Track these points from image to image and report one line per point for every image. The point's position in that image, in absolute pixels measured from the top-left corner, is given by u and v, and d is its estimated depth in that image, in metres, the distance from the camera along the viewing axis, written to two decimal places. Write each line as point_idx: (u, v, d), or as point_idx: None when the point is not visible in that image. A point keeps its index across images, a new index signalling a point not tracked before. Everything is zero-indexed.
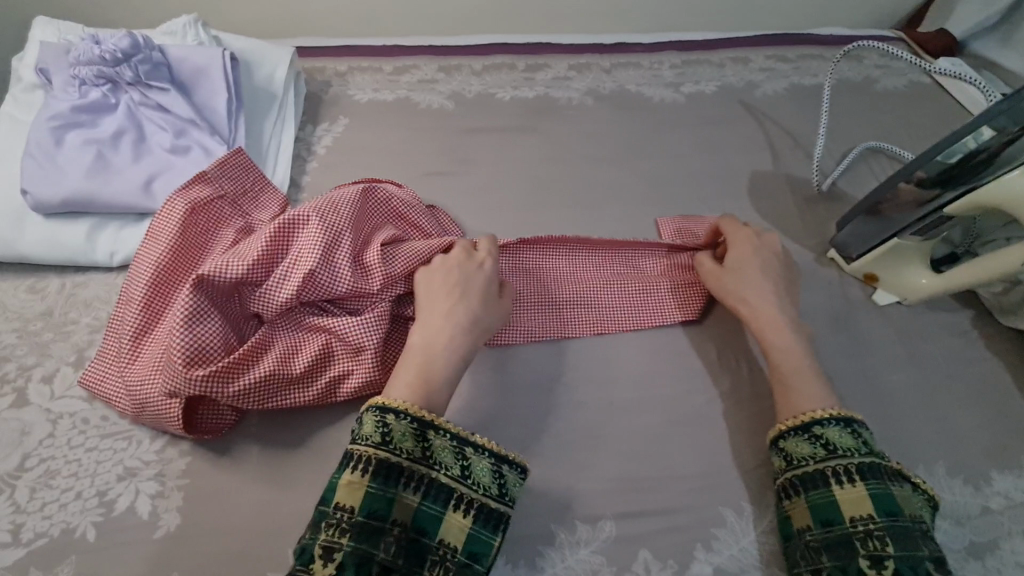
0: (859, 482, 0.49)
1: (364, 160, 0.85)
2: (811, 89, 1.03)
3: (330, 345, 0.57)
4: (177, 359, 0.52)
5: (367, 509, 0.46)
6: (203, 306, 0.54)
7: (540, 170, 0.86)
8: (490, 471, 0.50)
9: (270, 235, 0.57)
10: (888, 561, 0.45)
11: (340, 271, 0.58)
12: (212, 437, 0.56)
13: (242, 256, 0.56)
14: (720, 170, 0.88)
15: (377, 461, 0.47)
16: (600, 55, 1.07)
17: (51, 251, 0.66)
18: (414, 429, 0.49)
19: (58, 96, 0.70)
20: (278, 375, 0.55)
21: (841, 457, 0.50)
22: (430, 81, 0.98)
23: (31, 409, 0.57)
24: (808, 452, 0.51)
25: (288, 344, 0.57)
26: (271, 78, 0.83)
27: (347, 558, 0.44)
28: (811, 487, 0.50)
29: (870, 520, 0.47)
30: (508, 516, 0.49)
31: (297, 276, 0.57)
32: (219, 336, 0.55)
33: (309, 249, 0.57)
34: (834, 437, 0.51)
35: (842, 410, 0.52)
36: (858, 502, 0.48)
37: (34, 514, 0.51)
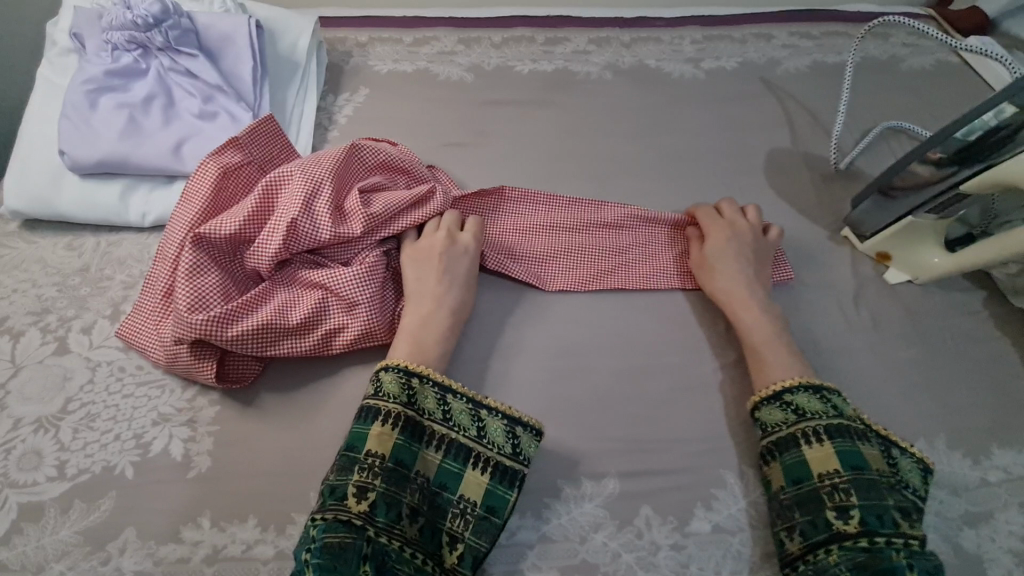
0: (826, 442, 0.52)
1: (384, 130, 0.86)
2: (834, 67, 1.02)
3: (326, 300, 0.59)
4: (179, 309, 0.55)
5: (397, 458, 0.50)
6: (203, 260, 0.57)
7: (557, 143, 0.87)
8: (504, 432, 0.53)
9: (258, 191, 0.60)
10: (853, 511, 0.49)
11: (322, 220, 0.60)
12: (240, 386, 0.59)
13: (237, 213, 0.59)
14: (736, 147, 0.88)
15: (405, 418, 0.51)
16: (620, 29, 1.06)
17: (87, 211, 0.69)
18: (437, 392, 0.54)
19: (92, 61, 0.72)
20: (276, 325, 0.57)
21: (810, 420, 0.53)
22: (450, 53, 0.99)
23: (72, 356, 0.61)
24: (780, 417, 0.55)
25: (286, 297, 0.59)
26: (294, 47, 0.85)
27: (378, 498, 0.48)
28: (785, 450, 0.53)
29: (836, 474, 0.51)
30: (523, 473, 0.52)
31: (283, 228, 0.59)
32: (220, 289, 0.58)
33: (292, 202, 0.59)
34: (804, 402, 0.55)
35: (810, 378, 0.56)
36: (825, 459, 0.52)
37: (77, 452, 0.55)
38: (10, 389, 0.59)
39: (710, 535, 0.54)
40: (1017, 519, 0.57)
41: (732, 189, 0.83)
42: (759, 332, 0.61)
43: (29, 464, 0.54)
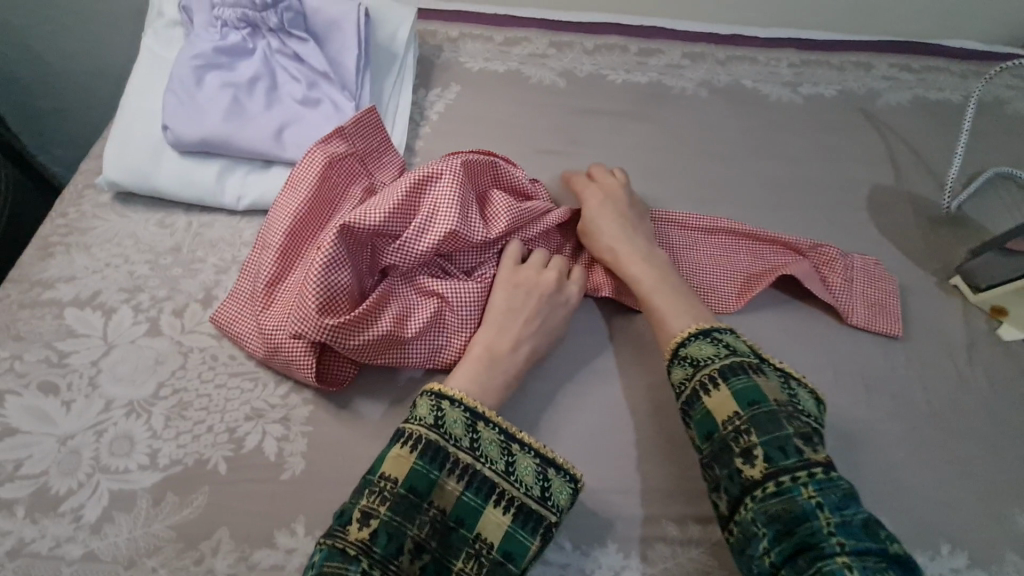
0: (723, 385, 0.49)
1: (476, 130, 0.84)
2: (936, 104, 0.98)
3: (445, 311, 0.58)
4: (310, 306, 0.52)
5: (410, 484, 0.47)
6: (340, 256, 0.53)
7: (653, 159, 0.84)
8: (534, 471, 0.50)
9: (408, 186, 0.56)
10: (757, 450, 0.46)
11: (471, 230, 0.57)
12: (333, 390, 0.57)
13: (381, 206, 0.55)
14: (838, 180, 0.84)
15: (428, 441, 0.48)
16: (714, 45, 1.03)
17: (184, 189, 0.67)
18: (466, 418, 0.51)
19: (201, 35, 0.70)
20: (396, 333, 0.56)
21: (705, 366, 0.51)
22: (541, 56, 0.97)
23: (165, 339, 0.59)
24: (710, 352, 0.52)
25: (404, 303, 0.57)
26: (394, 38, 0.82)
27: (382, 526, 0.45)
28: (703, 397, 0.50)
29: (735, 416, 0.48)
30: (549, 521, 0.48)
31: (433, 234, 0.56)
32: (349, 288, 0.54)
33: (440, 204, 0.56)
34: (694, 351, 0.53)
35: (703, 324, 0.55)
36: (723, 403, 0.49)
37: (169, 441, 0.53)
38: (101, 368, 0.57)
39: None
40: None
41: (834, 224, 0.80)
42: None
43: (120, 449, 0.52)
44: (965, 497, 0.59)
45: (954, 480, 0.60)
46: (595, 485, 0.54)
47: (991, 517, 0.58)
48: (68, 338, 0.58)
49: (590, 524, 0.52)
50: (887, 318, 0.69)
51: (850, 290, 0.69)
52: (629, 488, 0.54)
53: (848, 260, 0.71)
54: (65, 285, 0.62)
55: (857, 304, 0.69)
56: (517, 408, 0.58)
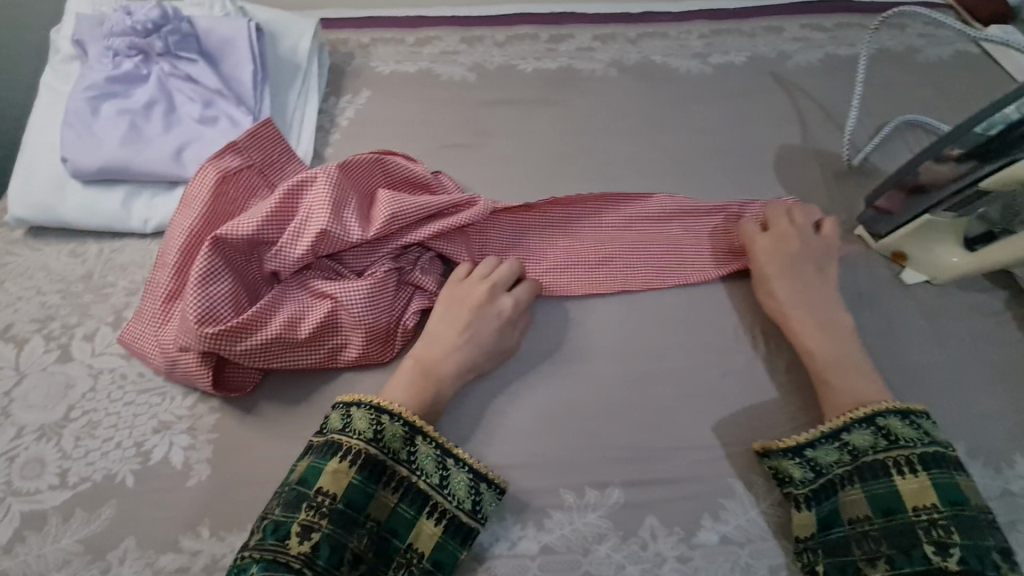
0: (921, 473, 0.49)
1: (385, 133, 0.85)
2: (847, 59, 0.99)
3: (336, 312, 0.60)
4: (189, 319, 0.55)
5: (348, 498, 0.48)
6: (217, 267, 0.57)
7: (561, 143, 0.86)
8: (467, 485, 0.52)
9: (280, 195, 0.61)
10: (954, 550, 0.45)
11: (347, 228, 0.61)
12: (240, 395, 0.59)
13: (256, 217, 0.59)
14: (745, 145, 0.86)
15: (364, 456, 0.50)
16: (626, 25, 1.04)
17: (90, 217, 0.69)
18: (405, 430, 0.52)
19: (94, 67, 0.72)
20: (286, 336, 0.58)
21: (901, 448, 0.50)
22: (453, 52, 0.98)
23: (75, 364, 0.61)
24: (871, 443, 0.51)
25: (296, 307, 0.60)
26: (295, 49, 0.84)
27: (322, 540, 0.46)
28: (872, 477, 0.50)
29: (934, 509, 0.47)
30: (477, 532, 0.51)
31: (306, 237, 0.60)
32: (231, 297, 0.57)
33: (310, 207, 0.60)
34: (896, 428, 0.51)
35: (897, 402, 0.53)
36: (921, 493, 0.48)
37: (78, 460, 0.55)
38: (13, 397, 0.59)
39: (717, 546, 0.52)
40: None
41: (741, 188, 0.81)
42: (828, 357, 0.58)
43: (32, 472, 0.55)
44: None
45: None
46: (496, 462, 0.56)
47: None
48: None
49: None
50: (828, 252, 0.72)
51: None
52: (527, 462, 0.56)
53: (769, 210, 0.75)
54: None
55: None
56: None
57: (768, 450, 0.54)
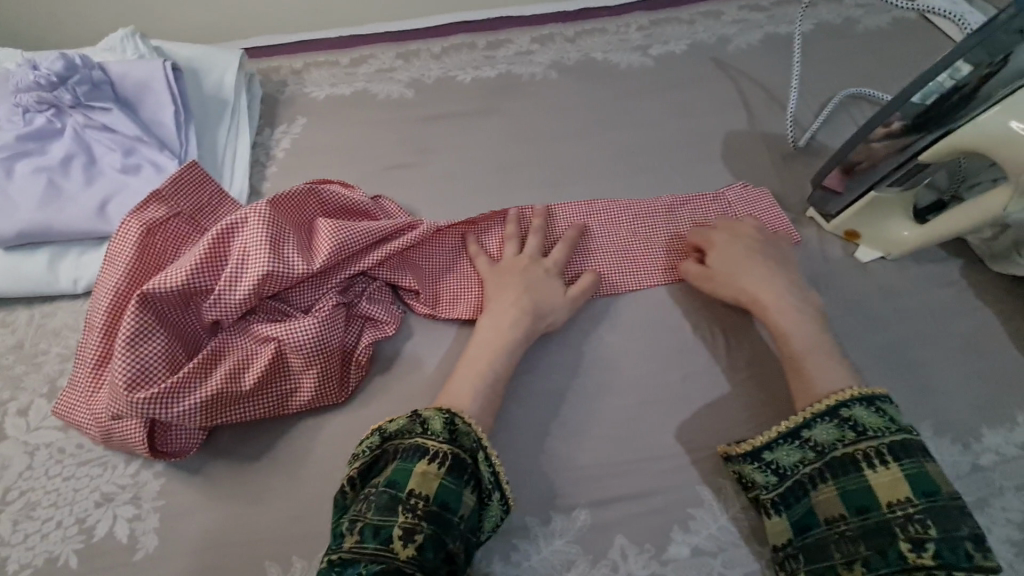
0: (892, 465, 0.48)
1: (323, 161, 0.83)
2: (788, 37, 0.98)
3: (282, 355, 0.56)
4: (119, 384, 0.50)
5: (440, 501, 0.47)
6: (147, 325, 0.52)
7: (506, 152, 0.84)
8: (499, 512, 0.49)
9: (210, 238, 0.54)
10: (929, 544, 0.44)
11: (289, 266, 0.55)
12: (185, 457, 0.56)
13: (185, 264, 0.54)
14: (692, 135, 0.85)
15: (449, 456, 0.48)
16: (563, 24, 1.02)
17: (15, 284, 0.66)
18: (476, 438, 0.50)
19: (3, 127, 0.69)
20: (229, 390, 0.54)
21: (868, 439, 0.49)
22: (388, 70, 0.96)
23: (10, 442, 0.58)
24: (836, 437, 0.50)
25: (239, 356, 0.55)
26: (220, 84, 0.81)
27: (425, 541, 0.45)
28: (843, 473, 0.49)
29: (908, 502, 0.46)
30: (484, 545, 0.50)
31: (245, 279, 0.54)
32: (164, 355, 0.53)
33: (245, 247, 0.55)
34: (862, 418, 0.50)
35: (862, 389, 0.52)
36: (892, 485, 0.47)
37: (17, 546, 0.52)
38: None
39: (689, 559, 0.51)
40: (1015, 505, 0.53)
41: (691, 180, 0.79)
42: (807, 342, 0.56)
43: None
44: None
45: None
46: None
47: None
48: None
49: None
50: (784, 230, 0.71)
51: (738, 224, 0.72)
52: None
53: (719, 199, 0.74)
54: None
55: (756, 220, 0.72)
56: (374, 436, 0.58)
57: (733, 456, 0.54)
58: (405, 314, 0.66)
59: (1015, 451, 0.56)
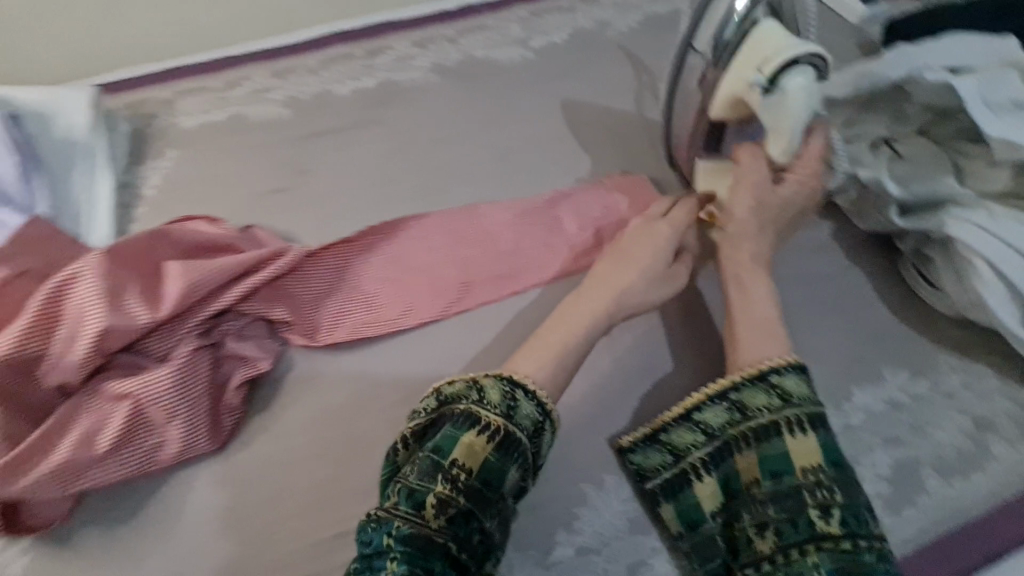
0: (810, 434, 0.50)
1: (197, 194, 0.79)
2: (667, 15, 0.98)
3: (138, 411, 0.54)
4: None
5: (484, 475, 0.48)
6: None
7: (387, 163, 0.82)
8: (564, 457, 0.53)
9: (40, 300, 0.52)
10: (834, 510, 0.47)
11: (133, 317, 0.53)
12: (47, 531, 0.53)
13: (15, 330, 0.51)
14: (572, 126, 0.84)
15: (502, 430, 0.49)
16: (444, 25, 1.00)
17: None
18: (534, 409, 0.51)
19: None
20: (83, 456, 0.52)
21: (795, 408, 0.51)
22: (264, 90, 0.92)
23: None
24: (763, 402, 0.52)
25: (91, 419, 0.53)
26: (72, 128, 0.76)
27: (456, 514, 0.46)
28: (766, 440, 0.50)
29: (819, 469, 0.49)
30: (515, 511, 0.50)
31: (84, 339, 0.52)
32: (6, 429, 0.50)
33: (79, 305, 0.52)
34: (791, 388, 0.52)
35: (793, 357, 0.53)
36: (807, 453, 0.49)
37: None
38: None
39: (574, 558, 0.53)
40: (881, 460, 0.55)
41: (572, 172, 0.79)
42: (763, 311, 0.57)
43: None
44: None
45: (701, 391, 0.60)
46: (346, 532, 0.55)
47: None
48: None
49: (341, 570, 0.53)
50: None
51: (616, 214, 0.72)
52: None
53: (597, 191, 0.75)
54: None
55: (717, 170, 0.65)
56: (256, 480, 0.57)
57: (666, 424, 0.55)
58: (283, 349, 0.63)
59: (882, 407, 0.57)
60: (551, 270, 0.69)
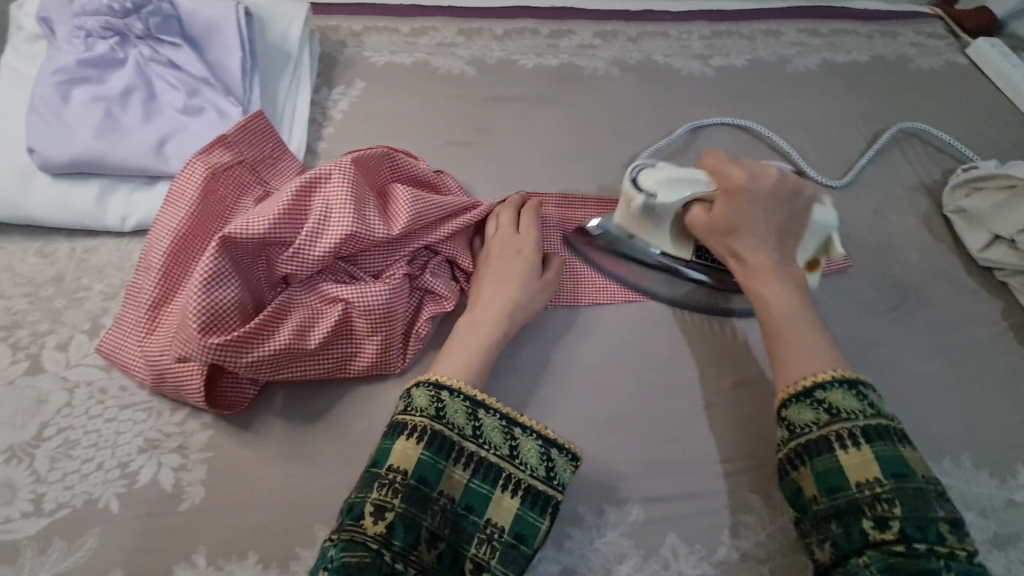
0: (864, 447, 0.44)
1: (383, 128, 0.81)
2: (845, 66, 0.99)
3: (349, 317, 0.55)
4: (191, 325, 0.50)
5: (420, 474, 0.44)
6: (223, 269, 0.51)
7: (566, 143, 0.83)
8: (538, 453, 0.47)
9: (292, 191, 0.54)
10: (894, 522, 0.41)
11: (369, 228, 0.55)
12: (232, 414, 0.54)
13: (264, 214, 0.53)
14: (748, 152, 0.85)
15: (434, 432, 0.45)
16: (626, 23, 1.01)
17: (61, 213, 0.64)
18: (467, 406, 0.47)
19: (64, 49, 0.67)
20: (296, 346, 0.53)
21: (845, 420, 0.45)
22: (450, 44, 0.93)
23: (48, 376, 0.56)
24: (811, 417, 0.46)
25: (305, 314, 0.55)
26: (285, 37, 0.79)
27: (396, 519, 0.42)
28: (815, 454, 0.45)
29: (876, 482, 0.43)
30: (557, 500, 0.46)
31: (324, 237, 0.54)
32: (235, 303, 0.52)
33: (329, 206, 0.54)
34: (837, 399, 0.46)
35: (847, 371, 0.48)
36: (863, 466, 0.44)
37: (54, 484, 0.50)
38: None
39: (738, 563, 0.52)
40: None
41: None
42: (786, 307, 0.53)
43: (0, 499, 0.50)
44: None
45: None
46: None
47: None
48: None
49: None
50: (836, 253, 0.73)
51: None
52: None
53: None
54: None
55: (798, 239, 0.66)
56: None
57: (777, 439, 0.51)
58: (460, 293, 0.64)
59: None
60: None
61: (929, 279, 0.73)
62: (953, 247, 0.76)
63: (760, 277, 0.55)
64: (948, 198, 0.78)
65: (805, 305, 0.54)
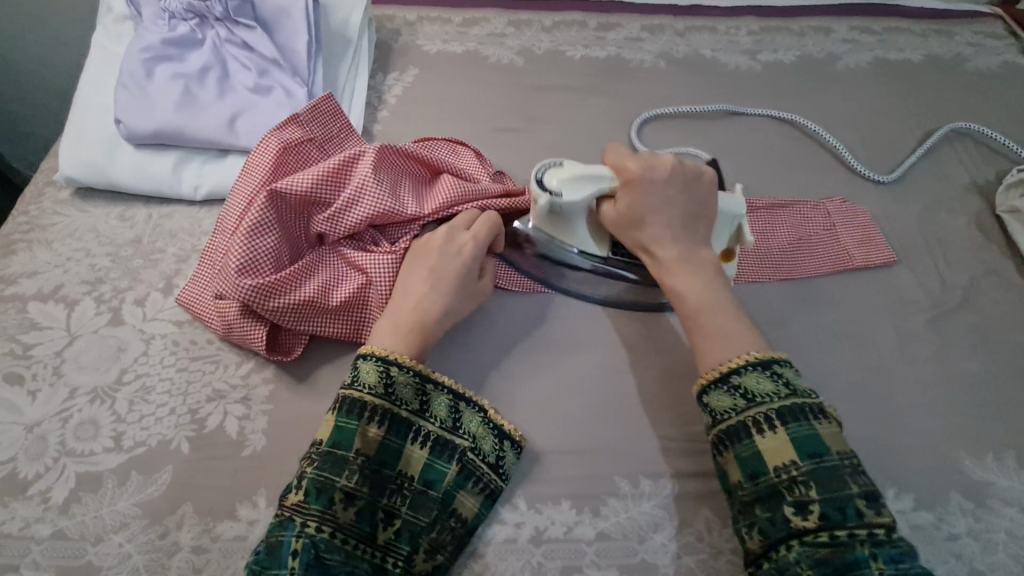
0: (780, 429, 0.47)
1: (433, 113, 0.84)
2: (898, 64, 0.97)
3: (370, 282, 0.58)
4: (231, 268, 0.54)
5: (334, 440, 0.48)
6: (265, 222, 0.56)
7: (611, 133, 0.85)
8: (447, 406, 0.52)
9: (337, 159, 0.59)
10: (814, 506, 0.44)
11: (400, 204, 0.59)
12: (287, 361, 0.59)
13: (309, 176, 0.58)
14: (795, 146, 0.85)
15: (346, 399, 0.49)
16: (674, 17, 1.02)
17: (140, 181, 0.69)
18: (378, 367, 0.50)
19: (149, 29, 0.72)
20: (321, 301, 0.57)
21: (760, 404, 0.48)
22: (500, 35, 0.96)
23: (126, 327, 0.61)
24: (730, 403, 0.49)
25: (332, 274, 0.58)
26: (346, 23, 0.83)
27: (309, 485, 0.46)
28: (737, 440, 0.48)
29: (793, 465, 0.45)
30: (463, 447, 0.51)
31: (357, 205, 0.58)
32: (273, 253, 0.56)
33: (369, 175, 0.58)
34: (752, 384, 0.48)
35: (760, 353, 0.50)
36: (780, 449, 0.46)
37: (133, 424, 0.55)
38: (65, 357, 0.59)
39: None
40: None
41: (792, 188, 0.80)
42: (698, 295, 0.54)
43: (86, 434, 0.54)
44: (914, 443, 0.59)
45: (907, 424, 0.61)
46: (551, 447, 0.56)
47: (940, 460, 0.59)
48: (32, 331, 0.60)
49: (545, 483, 0.54)
50: (880, 248, 0.73)
51: (834, 236, 0.74)
52: (587, 456, 0.56)
53: (821, 210, 0.76)
54: (28, 281, 0.63)
55: (802, 265, 0.71)
56: (478, 378, 0.60)
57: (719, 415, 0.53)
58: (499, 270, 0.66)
59: None
60: (766, 273, 0.70)
61: (977, 279, 0.72)
62: (1003, 248, 0.75)
63: (668, 271, 0.56)
64: (1001, 198, 0.77)
65: (715, 288, 0.54)
